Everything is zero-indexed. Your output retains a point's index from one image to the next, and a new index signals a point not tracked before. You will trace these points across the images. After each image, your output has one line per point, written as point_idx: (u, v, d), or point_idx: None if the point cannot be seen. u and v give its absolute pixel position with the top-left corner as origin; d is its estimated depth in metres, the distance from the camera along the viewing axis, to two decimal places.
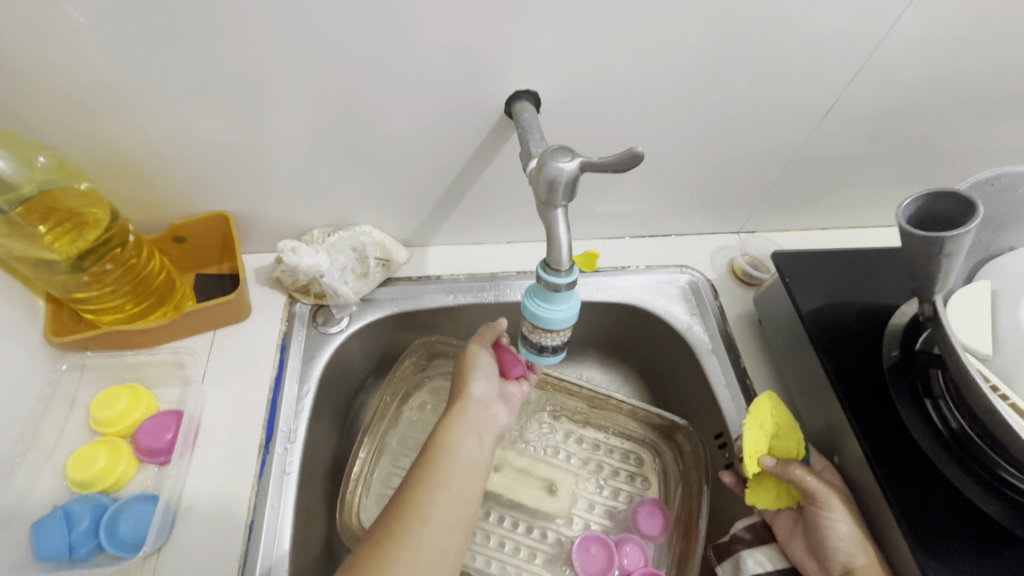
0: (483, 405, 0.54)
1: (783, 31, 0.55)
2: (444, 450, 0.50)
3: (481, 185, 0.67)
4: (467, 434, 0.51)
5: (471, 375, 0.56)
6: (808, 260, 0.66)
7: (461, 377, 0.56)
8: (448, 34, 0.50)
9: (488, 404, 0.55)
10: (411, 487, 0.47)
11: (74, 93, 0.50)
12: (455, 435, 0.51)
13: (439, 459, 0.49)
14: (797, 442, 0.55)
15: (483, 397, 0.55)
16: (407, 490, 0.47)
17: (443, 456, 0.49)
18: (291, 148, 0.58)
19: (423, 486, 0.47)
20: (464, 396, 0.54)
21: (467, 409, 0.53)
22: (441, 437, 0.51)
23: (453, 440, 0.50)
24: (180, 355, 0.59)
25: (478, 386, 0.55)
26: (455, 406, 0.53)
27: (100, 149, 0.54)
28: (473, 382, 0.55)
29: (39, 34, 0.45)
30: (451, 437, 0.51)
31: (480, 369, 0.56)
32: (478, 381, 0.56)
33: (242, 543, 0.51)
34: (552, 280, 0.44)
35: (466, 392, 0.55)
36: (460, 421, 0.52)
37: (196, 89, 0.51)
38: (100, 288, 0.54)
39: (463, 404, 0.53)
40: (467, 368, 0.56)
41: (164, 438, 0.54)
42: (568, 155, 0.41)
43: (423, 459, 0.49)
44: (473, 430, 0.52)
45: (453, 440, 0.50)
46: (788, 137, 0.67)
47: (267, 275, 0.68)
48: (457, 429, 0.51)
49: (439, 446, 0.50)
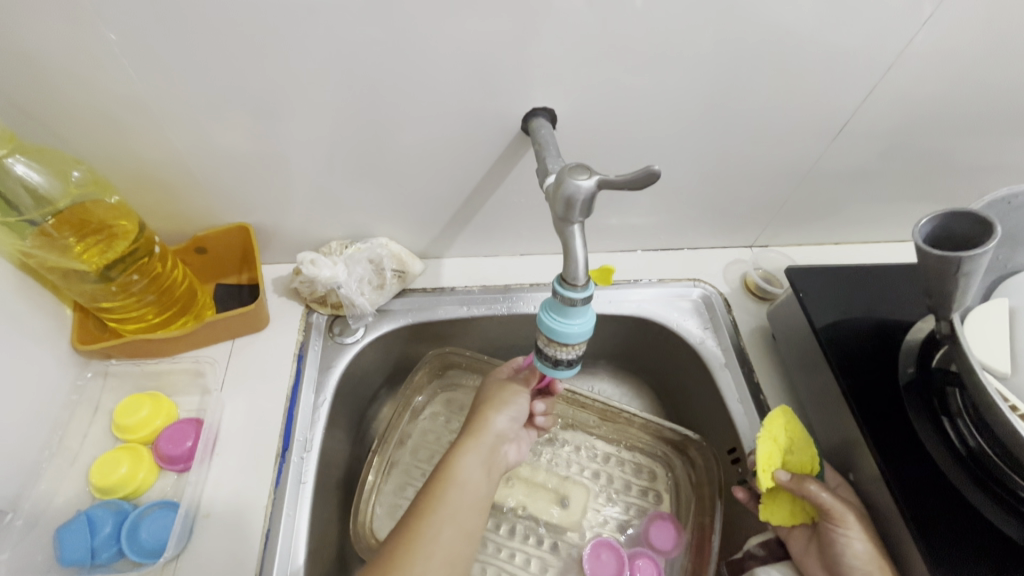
0: (495, 441, 0.56)
1: (796, 50, 0.55)
2: (453, 481, 0.50)
3: (496, 199, 0.68)
4: (477, 466, 0.52)
5: (494, 409, 0.57)
6: (822, 275, 0.66)
7: (480, 409, 0.57)
8: (468, 52, 0.52)
9: (502, 439, 0.56)
10: (422, 513, 0.47)
11: (107, 109, 0.51)
12: (466, 466, 0.52)
13: (450, 489, 0.49)
14: (812, 458, 0.54)
15: (498, 433, 0.56)
16: (416, 515, 0.47)
17: (453, 485, 0.50)
18: (312, 161, 0.60)
19: (433, 515, 0.47)
20: (482, 430, 0.55)
21: (483, 443, 0.54)
22: (455, 467, 0.51)
23: (468, 473, 0.51)
24: (200, 364, 0.60)
25: (497, 420, 0.56)
26: (472, 437, 0.54)
27: (129, 162, 0.56)
28: (494, 417, 0.56)
29: (77, 53, 0.47)
30: (464, 469, 0.51)
31: (505, 406, 0.57)
32: (500, 416, 0.57)
33: (256, 554, 0.51)
34: (569, 294, 0.44)
35: (483, 426, 0.55)
36: (475, 454, 0.53)
37: (223, 104, 0.53)
38: (126, 298, 0.55)
39: (481, 438, 0.54)
40: (491, 402, 0.57)
41: (184, 446, 0.55)
42: (586, 172, 0.42)
43: (435, 486, 0.50)
44: (483, 465, 0.53)
45: (466, 472, 0.51)
46: (802, 153, 0.67)
47: (285, 285, 0.69)
48: (473, 463, 0.52)
49: (452, 476, 0.50)
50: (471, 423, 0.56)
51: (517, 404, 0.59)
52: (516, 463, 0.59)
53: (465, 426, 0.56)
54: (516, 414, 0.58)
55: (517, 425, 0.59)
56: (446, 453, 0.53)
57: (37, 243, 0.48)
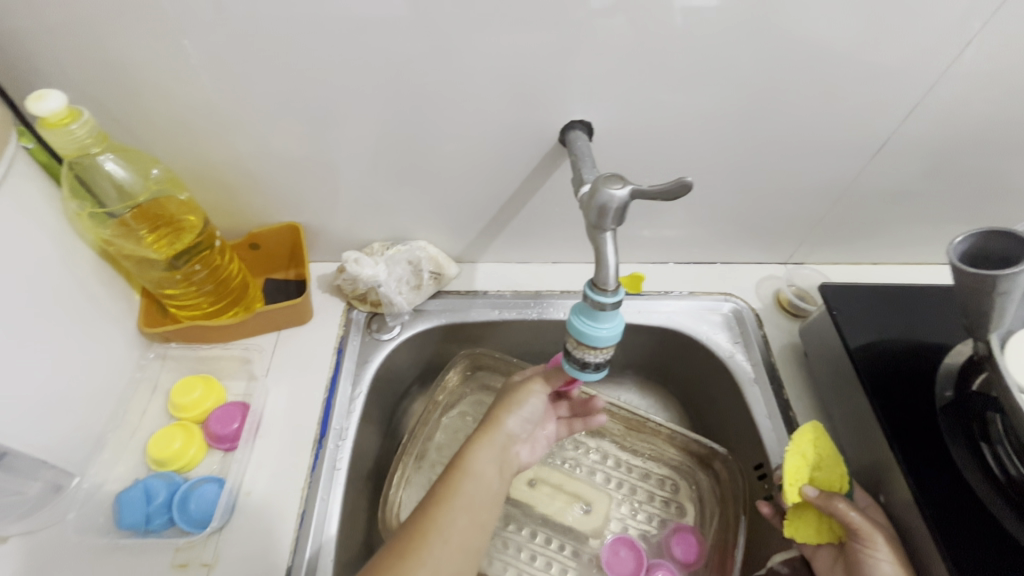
0: (506, 441, 0.56)
1: (836, 67, 0.56)
2: (465, 474, 0.51)
3: (531, 207, 0.70)
4: (490, 462, 0.53)
5: (508, 410, 0.58)
6: (858, 293, 0.65)
7: (494, 409, 0.58)
8: (512, 66, 0.55)
9: (514, 440, 0.57)
10: (438, 501, 0.49)
11: (184, 114, 0.57)
12: (479, 461, 0.53)
13: (464, 481, 0.51)
14: (841, 475, 0.54)
15: (510, 433, 0.57)
16: (429, 506, 0.48)
17: (466, 479, 0.51)
18: (360, 166, 0.64)
19: (447, 507, 0.48)
20: (495, 427, 0.56)
21: (495, 441, 0.55)
22: (467, 461, 0.52)
23: (479, 468, 0.52)
24: (249, 351, 0.65)
25: (511, 421, 0.57)
26: (486, 434, 0.55)
27: (197, 163, 0.61)
28: (507, 415, 0.57)
29: (162, 63, 0.52)
30: (479, 464, 0.52)
31: (519, 407, 0.58)
32: (513, 417, 0.57)
33: (293, 532, 0.54)
34: (598, 299, 0.46)
35: (495, 423, 0.56)
36: (488, 452, 0.54)
37: (284, 112, 0.58)
38: (187, 286, 0.60)
39: (493, 436, 0.55)
40: (505, 403, 0.58)
41: (231, 427, 0.59)
42: (620, 182, 0.44)
43: (448, 478, 0.51)
44: (495, 463, 0.54)
45: (479, 466, 0.52)
46: (840, 170, 0.67)
47: (329, 282, 0.73)
48: (485, 460, 0.53)
49: (465, 470, 0.52)
50: (484, 421, 0.57)
51: (531, 405, 0.59)
52: (527, 464, 0.60)
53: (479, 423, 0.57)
54: (529, 414, 0.59)
55: (529, 426, 0.59)
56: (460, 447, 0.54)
57: (117, 232, 0.53)
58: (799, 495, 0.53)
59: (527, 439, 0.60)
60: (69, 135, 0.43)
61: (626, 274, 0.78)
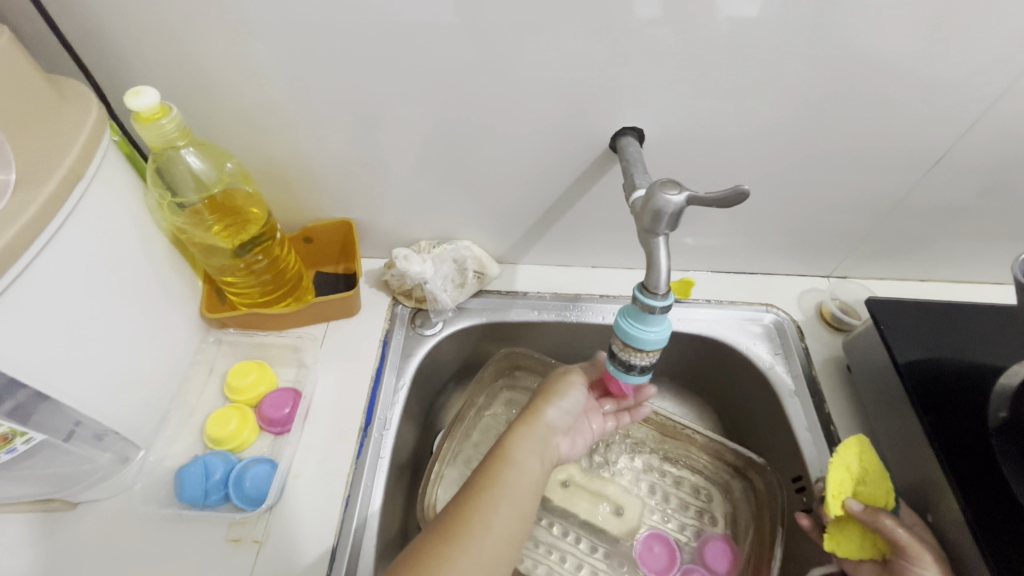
0: (548, 432, 0.57)
1: (893, 81, 0.56)
2: (509, 463, 0.52)
3: (576, 211, 0.71)
4: (532, 455, 0.54)
5: (547, 401, 0.58)
6: (908, 309, 0.64)
7: (534, 401, 0.59)
8: (568, 74, 0.56)
9: (556, 432, 0.58)
10: (481, 486, 0.49)
11: (254, 112, 0.60)
12: (521, 451, 0.53)
13: (507, 469, 0.51)
14: (885, 491, 0.53)
15: (551, 426, 0.57)
16: (473, 491, 0.49)
17: (509, 468, 0.51)
18: (413, 165, 0.66)
19: (491, 494, 0.49)
20: (536, 419, 0.57)
21: (538, 434, 0.56)
22: (511, 450, 0.53)
23: (521, 456, 0.53)
24: (300, 340, 0.68)
25: (551, 412, 0.58)
26: (528, 425, 0.56)
27: (262, 159, 0.65)
28: (549, 409, 0.58)
29: (238, 64, 0.55)
30: (521, 454, 0.53)
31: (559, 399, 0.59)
32: (553, 408, 0.58)
33: (338, 515, 0.56)
34: (648, 302, 0.47)
35: (538, 416, 0.57)
36: (530, 443, 0.54)
37: (347, 112, 0.60)
38: (247, 275, 0.63)
39: (535, 426, 0.56)
40: (544, 394, 0.59)
41: (283, 411, 0.61)
42: (676, 188, 0.45)
43: (492, 465, 0.52)
44: (537, 453, 0.54)
45: (521, 455, 0.53)
46: (892, 184, 0.66)
47: (376, 278, 0.76)
48: (527, 450, 0.54)
49: (508, 458, 0.52)
50: (526, 415, 0.58)
51: (570, 398, 0.60)
52: (569, 457, 0.60)
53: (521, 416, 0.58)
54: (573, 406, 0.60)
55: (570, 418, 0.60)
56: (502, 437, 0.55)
57: (190, 221, 0.57)
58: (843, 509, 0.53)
59: (569, 432, 0.60)
60: (159, 129, 0.46)
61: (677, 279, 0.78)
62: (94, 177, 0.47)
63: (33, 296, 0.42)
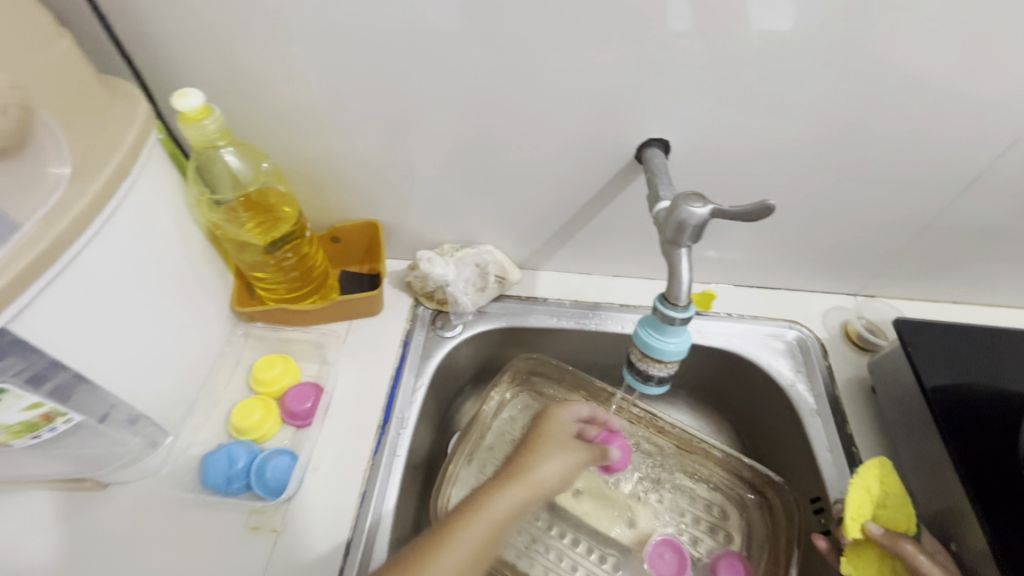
0: (539, 489, 0.55)
1: (928, 99, 0.55)
2: (477, 514, 0.48)
3: (599, 220, 0.72)
4: (507, 511, 0.50)
5: (543, 457, 0.57)
6: (937, 332, 0.62)
7: (529, 449, 0.59)
8: (597, 85, 0.57)
9: (545, 489, 0.55)
10: (445, 532, 0.46)
11: (290, 115, 0.62)
12: (496, 505, 0.50)
13: (476, 520, 0.47)
14: (907, 517, 0.52)
15: (544, 479, 0.55)
16: (436, 539, 0.46)
17: (478, 519, 0.47)
18: (440, 170, 0.68)
19: (451, 545, 0.45)
20: (527, 474, 0.54)
21: (529, 485, 0.54)
22: (490, 502, 0.49)
23: (509, 502, 0.50)
24: (324, 337, 0.70)
25: (546, 468, 0.56)
26: (519, 478, 0.54)
27: (295, 160, 0.67)
28: (544, 460, 0.57)
29: (278, 68, 0.58)
30: (496, 507, 0.49)
31: (556, 457, 0.57)
32: (547, 464, 0.56)
33: (354, 510, 0.58)
34: (668, 313, 0.47)
35: (535, 474, 0.55)
36: (515, 496, 0.51)
37: (378, 117, 0.62)
38: (276, 271, 0.65)
39: (529, 483, 0.54)
40: (540, 449, 0.58)
41: (305, 405, 0.63)
42: (700, 201, 0.45)
43: (463, 512, 0.48)
44: (516, 510, 0.51)
45: (498, 509, 0.49)
46: (924, 203, 0.65)
47: (399, 279, 0.77)
48: (517, 501, 0.51)
49: (482, 508, 0.49)
50: (518, 465, 0.56)
51: (566, 457, 0.59)
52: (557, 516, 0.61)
53: (510, 475, 0.54)
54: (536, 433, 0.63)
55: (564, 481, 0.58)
56: (480, 492, 0.50)
57: (225, 217, 0.59)
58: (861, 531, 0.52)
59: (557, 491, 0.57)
60: (200, 129, 0.48)
61: (697, 291, 0.78)
62: (139, 173, 0.49)
63: (80, 284, 0.44)
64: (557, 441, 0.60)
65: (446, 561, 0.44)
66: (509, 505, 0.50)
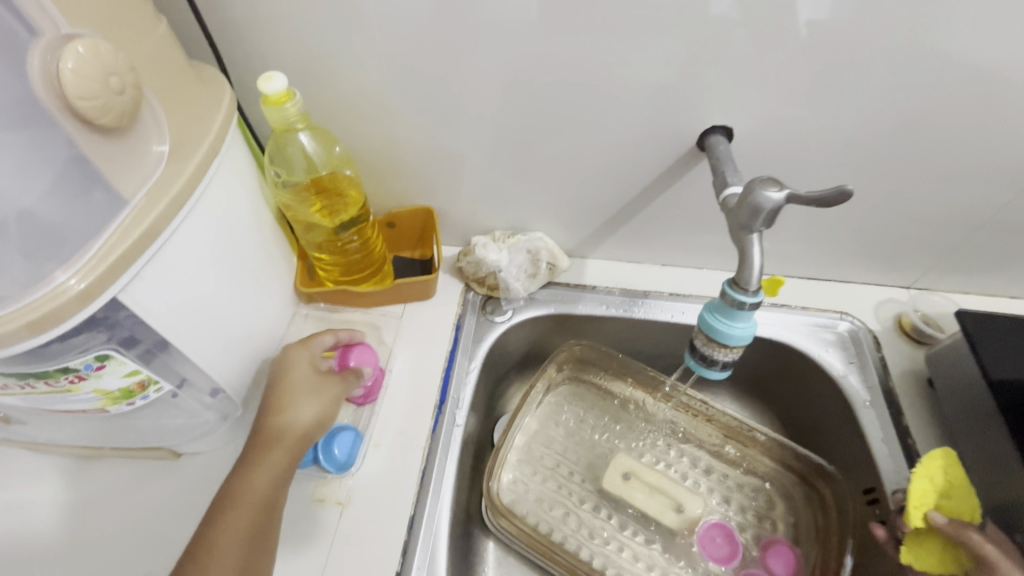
0: (299, 435, 0.56)
1: (1007, 86, 0.54)
2: (242, 488, 0.52)
3: (652, 209, 0.72)
4: (270, 473, 0.53)
5: (293, 392, 0.58)
6: (1003, 326, 0.61)
7: (278, 396, 0.57)
8: (663, 73, 0.57)
9: (307, 433, 0.57)
10: (223, 507, 0.51)
11: (355, 101, 0.63)
12: (259, 473, 0.53)
13: (240, 492, 0.51)
14: (971, 506, 0.53)
15: (297, 422, 0.57)
16: (219, 516, 0.50)
17: (242, 493, 0.51)
18: (497, 157, 0.68)
19: (229, 528, 0.49)
20: (280, 419, 0.56)
21: (283, 447, 0.55)
22: (254, 471, 0.53)
23: (269, 478, 0.53)
24: (380, 319, 0.71)
25: (300, 412, 0.57)
26: (271, 428, 0.56)
27: (356, 147, 0.68)
28: (290, 413, 0.57)
29: (347, 56, 0.59)
30: (259, 475, 0.53)
31: (307, 396, 0.58)
32: (302, 404, 0.58)
33: (415, 486, 0.59)
34: (737, 297, 0.47)
35: (276, 432, 0.55)
36: (275, 456, 0.54)
37: (440, 104, 0.63)
38: (340, 254, 0.67)
39: (278, 433, 0.55)
40: (291, 380, 0.59)
41: (367, 383, 0.64)
42: (776, 185, 0.45)
43: (233, 481, 0.52)
44: (279, 468, 0.54)
45: (257, 477, 0.52)
46: (992, 194, 0.64)
47: (450, 264, 0.78)
48: (275, 462, 0.54)
49: (246, 480, 0.52)
50: (269, 410, 0.57)
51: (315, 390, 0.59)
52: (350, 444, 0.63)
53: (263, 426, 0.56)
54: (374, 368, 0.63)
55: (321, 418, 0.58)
56: (245, 455, 0.54)
57: (296, 199, 0.61)
58: (925, 519, 0.53)
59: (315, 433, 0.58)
60: (283, 113, 0.50)
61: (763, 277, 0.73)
62: (224, 155, 0.51)
63: (173, 262, 0.46)
64: (306, 372, 0.60)
65: (227, 540, 0.49)
66: (271, 485, 0.53)
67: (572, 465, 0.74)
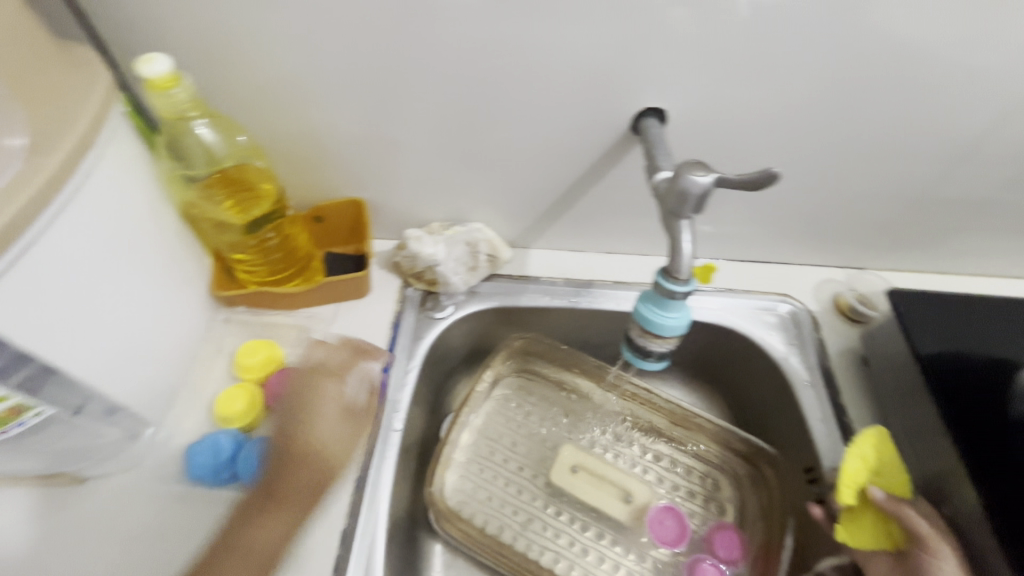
0: (319, 477, 0.55)
1: (928, 64, 0.54)
2: (235, 543, 0.50)
3: (592, 195, 0.70)
4: (280, 526, 0.52)
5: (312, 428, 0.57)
6: (930, 302, 0.62)
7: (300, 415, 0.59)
8: (591, 52, 0.54)
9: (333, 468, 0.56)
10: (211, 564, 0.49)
11: (266, 86, 0.58)
12: (264, 531, 0.51)
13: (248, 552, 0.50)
14: (900, 481, 0.54)
15: (312, 466, 0.55)
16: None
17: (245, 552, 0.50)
18: (426, 144, 0.64)
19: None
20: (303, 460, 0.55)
21: (297, 493, 0.54)
22: (251, 528, 0.51)
23: (278, 537, 0.51)
24: (309, 321, 0.67)
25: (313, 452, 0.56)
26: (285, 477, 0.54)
27: (273, 136, 0.63)
28: (318, 442, 0.57)
29: (251, 34, 0.54)
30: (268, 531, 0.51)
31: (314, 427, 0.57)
32: (316, 445, 0.56)
33: (349, 498, 0.56)
34: (669, 286, 0.46)
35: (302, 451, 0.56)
36: (297, 504, 0.53)
37: (359, 87, 0.59)
38: (259, 253, 0.62)
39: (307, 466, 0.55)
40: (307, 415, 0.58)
41: (292, 389, 0.61)
42: (703, 169, 0.44)
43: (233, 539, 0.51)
44: (288, 523, 0.52)
45: (255, 534, 0.51)
46: (918, 172, 0.65)
47: (386, 259, 0.74)
48: (297, 510, 0.53)
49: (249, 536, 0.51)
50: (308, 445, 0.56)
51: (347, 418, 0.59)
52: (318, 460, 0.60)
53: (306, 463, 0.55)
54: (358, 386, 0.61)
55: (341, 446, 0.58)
56: (245, 510, 0.53)
57: (202, 195, 0.56)
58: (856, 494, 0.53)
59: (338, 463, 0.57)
60: (170, 98, 0.45)
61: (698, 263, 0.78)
62: (106, 147, 0.46)
63: (45, 267, 0.41)
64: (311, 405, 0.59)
65: None
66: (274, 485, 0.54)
67: (521, 460, 0.73)
